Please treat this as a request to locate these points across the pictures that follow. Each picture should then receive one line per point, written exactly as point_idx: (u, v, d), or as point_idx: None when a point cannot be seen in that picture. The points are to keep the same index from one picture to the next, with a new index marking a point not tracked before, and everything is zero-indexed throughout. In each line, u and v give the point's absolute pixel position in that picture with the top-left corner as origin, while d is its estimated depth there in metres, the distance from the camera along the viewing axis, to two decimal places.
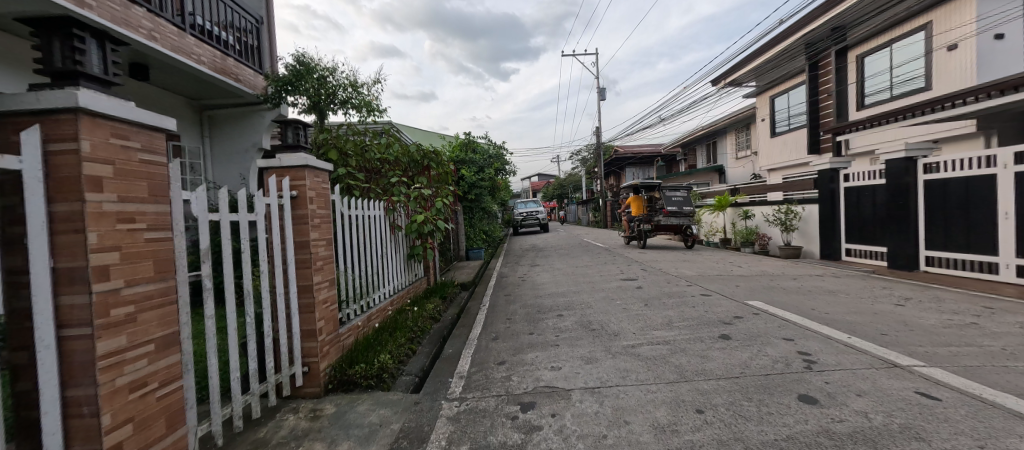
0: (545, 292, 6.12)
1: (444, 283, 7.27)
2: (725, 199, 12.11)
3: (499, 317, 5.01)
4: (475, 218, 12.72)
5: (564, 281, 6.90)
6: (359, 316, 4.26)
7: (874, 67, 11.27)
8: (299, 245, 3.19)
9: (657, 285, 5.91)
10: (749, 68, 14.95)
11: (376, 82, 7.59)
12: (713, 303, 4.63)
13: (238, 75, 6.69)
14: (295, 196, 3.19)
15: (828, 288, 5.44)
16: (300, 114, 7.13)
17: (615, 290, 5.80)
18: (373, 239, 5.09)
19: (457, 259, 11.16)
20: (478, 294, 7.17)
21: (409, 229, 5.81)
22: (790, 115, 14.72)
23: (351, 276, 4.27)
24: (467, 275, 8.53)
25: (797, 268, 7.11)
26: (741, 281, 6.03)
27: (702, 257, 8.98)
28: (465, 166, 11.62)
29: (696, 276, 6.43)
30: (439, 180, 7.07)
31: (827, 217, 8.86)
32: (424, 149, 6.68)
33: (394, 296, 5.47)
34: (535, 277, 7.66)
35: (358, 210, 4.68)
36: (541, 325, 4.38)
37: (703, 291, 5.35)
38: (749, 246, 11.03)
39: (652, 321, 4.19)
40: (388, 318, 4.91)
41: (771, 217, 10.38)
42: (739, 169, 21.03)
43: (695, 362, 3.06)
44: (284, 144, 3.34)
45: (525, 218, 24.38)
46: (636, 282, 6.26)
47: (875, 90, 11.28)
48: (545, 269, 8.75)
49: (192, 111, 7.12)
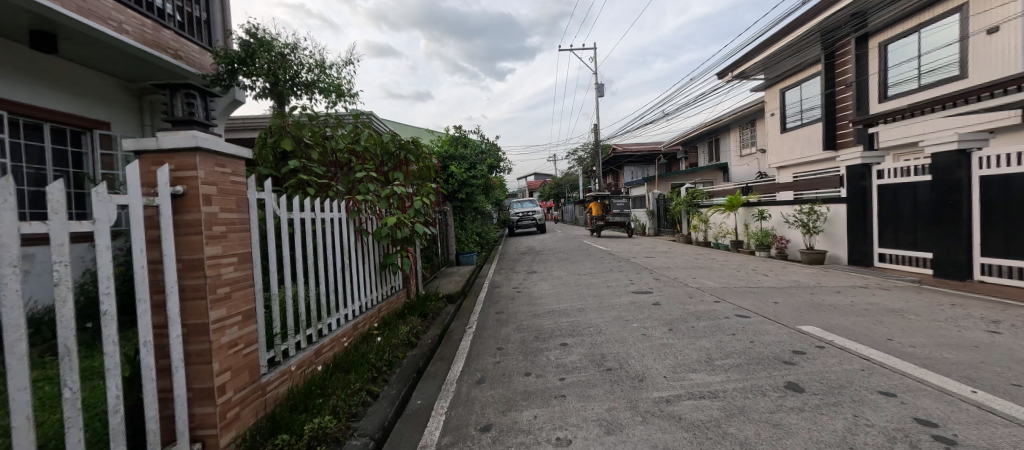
0: (545, 309, 5.12)
1: (427, 296, 6.29)
2: (737, 198, 11.22)
3: (487, 346, 4.00)
4: (467, 219, 11.77)
5: (567, 293, 5.92)
6: (302, 352, 3.24)
7: (898, 55, 10.40)
8: (186, 266, 2.17)
9: (679, 301, 4.94)
10: (758, 59, 14.05)
11: (347, 63, 6.45)
12: (759, 329, 3.66)
13: (178, 50, 5.74)
14: (180, 195, 2.17)
15: (886, 305, 4.50)
16: (257, 98, 6.03)
17: (628, 308, 4.83)
18: (330, 248, 4.07)
19: (446, 264, 10.21)
20: (467, 309, 6.21)
21: (378, 234, 4.66)
22: (803, 109, 13.82)
23: (288, 300, 3.20)
24: (454, 285, 7.54)
25: (832, 279, 6.18)
26: (776, 295, 5.09)
27: (717, 263, 8.06)
28: (455, 163, 10.65)
29: (720, 289, 5.49)
30: (421, 176, 5.98)
31: (856, 218, 7.96)
32: (401, 139, 5.59)
33: (359, 317, 4.45)
34: (532, 288, 6.68)
35: (305, 212, 3.58)
36: (540, 362, 3.39)
37: (737, 310, 4.38)
38: (764, 250, 10.14)
39: (686, 358, 3.19)
40: (348, 349, 3.90)
41: (790, 219, 9.48)
42: (744, 167, 20.23)
43: (769, 437, 2.07)
44: (171, 120, 2.29)
45: (521, 218, 23.38)
46: (652, 296, 5.30)
47: (900, 80, 10.38)
48: (544, 277, 7.79)
49: (129, 95, 6.11)
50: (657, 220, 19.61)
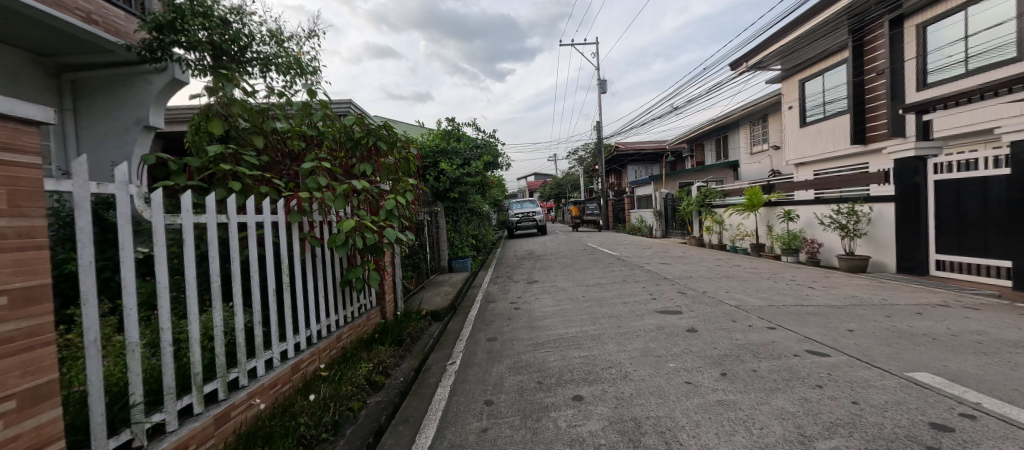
0: (549, 337, 4.01)
1: (407, 315, 5.24)
2: (758, 196, 10.15)
3: (470, 398, 2.90)
4: (460, 221, 10.71)
5: (576, 313, 4.82)
6: (192, 422, 2.17)
7: (940, 37, 9.33)
8: None
9: (720, 327, 3.85)
10: (777, 47, 12.95)
11: (310, 36, 5.38)
12: (858, 381, 2.58)
13: (90, 12, 4.63)
14: None
15: (1000, 335, 3.41)
16: (196, 76, 4.96)
17: (656, 337, 3.72)
18: (261, 261, 2.99)
19: (436, 271, 9.19)
20: (454, 330, 5.20)
21: (333, 244, 3.54)
22: (825, 100, 12.75)
23: (167, 347, 2.12)
24: (441, 298, 6.49)
25: (897, 294, 5.09)
26: (843, 319, 3.99)
27: (747, 272, 6.95)
28: (442, 160, 9.38)
29: (767, 309, 4.38)
30: (399, 170, 4.85)
31: (908, 218, 6.90)
32: (370, 123, 4.46)
33: (307, 351, 3.37)
34: (533, 304, 5.58)
35: (208, 214, 2.46)
36: (546, 435, 2.29)
37: (804, 343, 3.29)
38: (792, 254, 9.07)
39: (769, 436, 2.07)
40: (280, 403, 2.83)
41: (824, 220, 8.39)
42: (755, 165, 19.12)
43: None
44: None
45: (520, 219, 22.24)
46: (683, 318, 4.20)
47: (942, 66, 9.30)
48: (546, 288, 6.71)
49: (43, 73, 4.95)
50: (664, 221, 18.51)
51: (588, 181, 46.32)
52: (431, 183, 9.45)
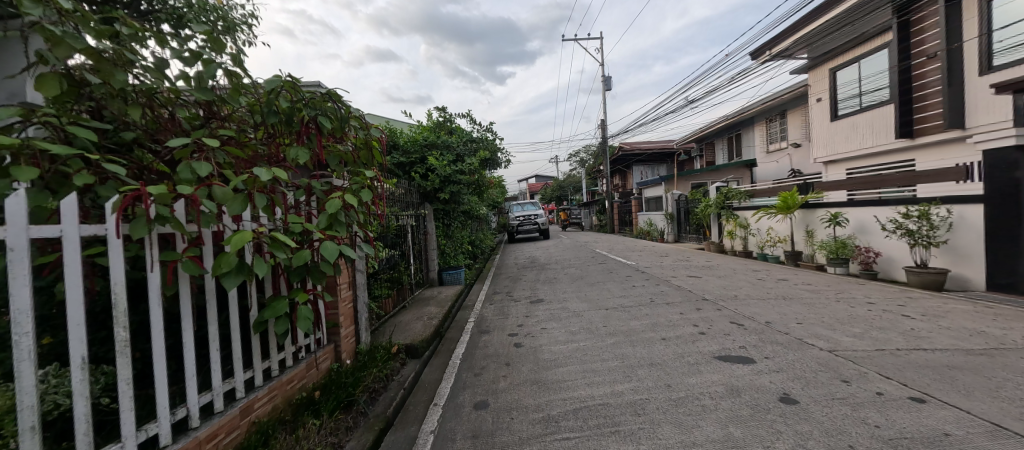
0: (566, 409, 2.64)
1: (372, 356, 3.91)
2: (795, 196, 8.82)
3: None
4: (452, 225, 9.36)
5: (601, 359, 3.44)
6: None
7: (1009, 11, 7.88)
8: None
9: (833, 395, 2.48)
10: (807, 31, 11.60)
11: None
12: None
13: None
14: None
15: None
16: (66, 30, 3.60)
17: (737, 415, 2.36)
18: (73, 315, 1.70)
19: (423, 285, 7.84)
20: (436, 377, 3.88)
21: (220, 272, 2.14)
22: (861, 91, 11.44)
23: None
24: (423, 323, 5.16)
25: None
26: (1015, 380, 2.62)
27: (804, 291, 5.58)
28: (433, 153, 8.06)
29: (882, 359, 3.01)
30: (357, 161, 3.55)
31: (1003, 223, 5.57)
32: (308, 92, 3.12)
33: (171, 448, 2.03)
34: (538, 338, 4.23)
35: None
36: None
37: (1006, 443, 1.94)
38: (841, 265, 7.73)
39: None
40: None
41: (886, 224, 7.00)
42: (773, 165, 17.77)
43: None
44: None
45: (521, 222, 20.85)
46: (764, 374, 2.84)
47: (1011, 46, 7.86)
48: (554, 312, 5.35)
49: None
50: (676, 225, 17.21)
51: (591, 182, 44.83)
52: (417, 182, 8.05)
